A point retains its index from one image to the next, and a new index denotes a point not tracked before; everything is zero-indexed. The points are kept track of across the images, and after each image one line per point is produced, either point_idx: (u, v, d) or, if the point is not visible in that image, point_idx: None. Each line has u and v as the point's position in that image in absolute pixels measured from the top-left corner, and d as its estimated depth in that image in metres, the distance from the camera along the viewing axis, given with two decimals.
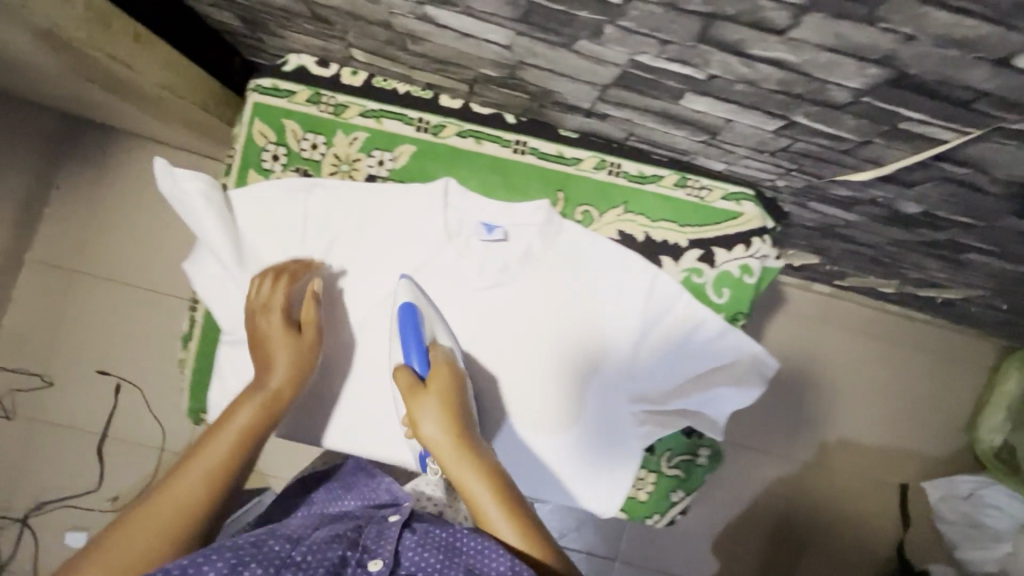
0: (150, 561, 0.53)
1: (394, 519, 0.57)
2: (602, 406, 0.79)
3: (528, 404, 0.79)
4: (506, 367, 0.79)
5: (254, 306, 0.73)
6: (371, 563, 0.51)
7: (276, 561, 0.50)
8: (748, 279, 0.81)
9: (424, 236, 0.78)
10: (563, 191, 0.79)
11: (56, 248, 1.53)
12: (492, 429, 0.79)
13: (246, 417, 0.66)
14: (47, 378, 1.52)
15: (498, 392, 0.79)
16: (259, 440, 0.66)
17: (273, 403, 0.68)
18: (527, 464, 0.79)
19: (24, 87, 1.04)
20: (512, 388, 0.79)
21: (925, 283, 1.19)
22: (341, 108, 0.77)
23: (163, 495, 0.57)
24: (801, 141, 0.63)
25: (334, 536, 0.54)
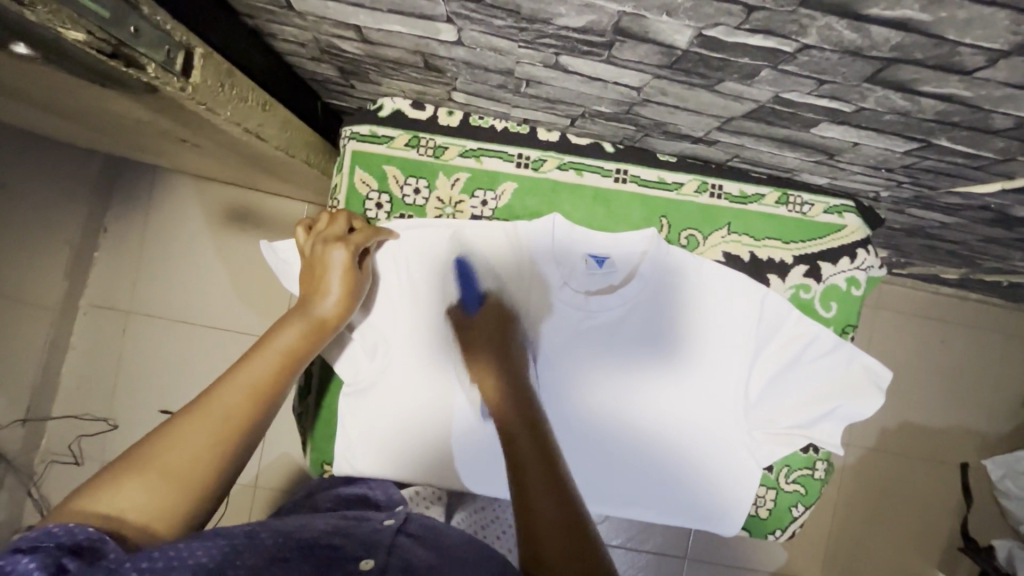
0: (191, 468, 0.56)
1: (388, 524, 0.61)
2: (718, 426, 0.79)
3: (643, 430, 0.79)
4: (618, 394, 0.79)
5: (326, 236, 0.73)
6: (364, 561, 0.54)
7: (265, 552, 0.52)
8: (855, 291, 0.80)
9: (531, 273, 0.77)
10: (666, 218, 0.79)
11: (109, 290, 1.52)
12: (608, 460, 0.79)
13: (292, 339, 0.68)
14: (111, 421, 1.51)
15: (612, 420, 0.79)
16: (300, 362, 0.68)
17: (320, 328, 0.70)
18: (645, 490, 0.79)
19: (87, 139, 1.02)
20: (626, 414, 0.79)
21: (996, 270, 1.18)
22: (440, 149, 0.78)
23: (210, 404, 0.60)
24: (931, 159, 0.63)
25: (327, 532, 0.57)
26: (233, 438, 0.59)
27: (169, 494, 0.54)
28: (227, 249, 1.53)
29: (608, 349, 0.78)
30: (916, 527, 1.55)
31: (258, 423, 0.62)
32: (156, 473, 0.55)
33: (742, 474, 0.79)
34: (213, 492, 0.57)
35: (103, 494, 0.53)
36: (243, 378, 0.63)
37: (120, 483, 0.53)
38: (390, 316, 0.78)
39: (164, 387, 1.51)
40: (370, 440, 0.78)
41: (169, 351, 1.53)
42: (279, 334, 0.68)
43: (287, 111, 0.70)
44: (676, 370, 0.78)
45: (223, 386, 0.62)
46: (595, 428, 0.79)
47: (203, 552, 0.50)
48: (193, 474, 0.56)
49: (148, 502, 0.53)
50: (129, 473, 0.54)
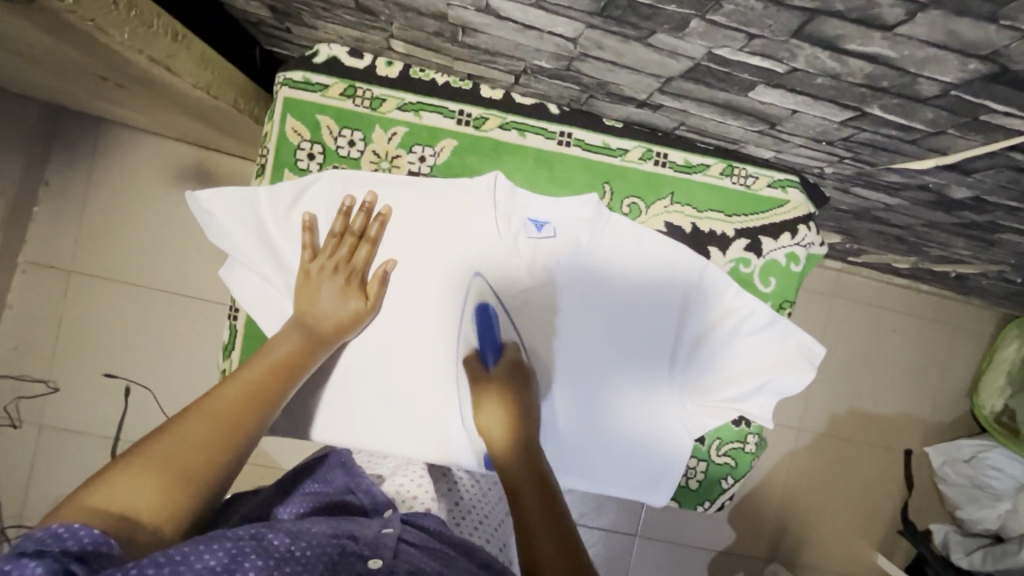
0: (198, 463, 0.54)
1: (387, 530, 0.57)
2: (683, 396, 0.79)
3: (630, 398, 0.78)
4: (612, 360, 0.78)
5: (309, 248, 0.72)
6: (371, 562, 0.50)
7: (274, 553, 0.47)
8: (795, 267, 0.80)
9: (507, 223, 0.75)
10: (610, 184, 0.77)
11: (51, 247, 1.46)
12: (595, 428, 0.78)
13: (291, 347, 0.68)
14: (52, 384, 1.46)
15: (600, 388, 0.78)
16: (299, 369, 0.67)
17: (319, 338, 0.70)
18: (615, 459, 0.79)
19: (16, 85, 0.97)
20: (615, 381, 0.78)
21: (945, 260, 1.20)
22: (377, 101, 0.73)
23: (211, 404, 0.59)
24: (868, 131, 0.62)
25: (332, 533, 0.53)
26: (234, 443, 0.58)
27: (167, 494, 0.51)
28: (181, 211, 1.48)
29: (578, 325, 0.77)
30: (858, 511, 1.60)
31: (258, 424, 0.61)
32: (160, 468, 0.52)
33: (676, 447, 0.79)
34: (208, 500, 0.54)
35: (102, 487, 0.49)
36: (243, 378, 0.63)
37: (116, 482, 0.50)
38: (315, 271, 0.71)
39: (113, 350, 1.47)
40: (336, 404, 0.75)
41: (116, 315, 1.48)
42: (281, 345, 0.67)
43: (204, 49, 0.66)
44: (663, 341, 0.78)
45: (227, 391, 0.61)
46: (557, 400, 0.77)
47: (213, 555, 0.44)
48: (193, 474, 0.54)
49: (145, 499, 0.50)
50: (134, 466, 0.51)
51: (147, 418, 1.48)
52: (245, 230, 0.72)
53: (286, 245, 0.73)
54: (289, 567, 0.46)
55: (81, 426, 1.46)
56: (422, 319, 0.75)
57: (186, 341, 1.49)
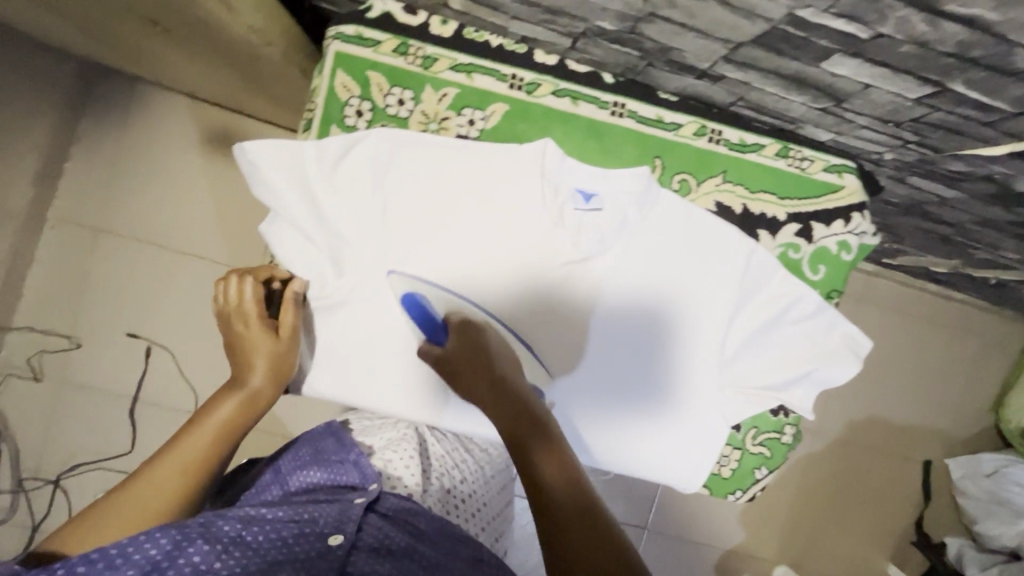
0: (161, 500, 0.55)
1: (357, 501, 0.56)
2: (720, 383, 0.76)
3: (664, 381, 0.76)
4: (648, 341, 0.75)
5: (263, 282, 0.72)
6: (331, 539, 0.51)
7: (221, 539, 0.48)
8: (845, 256, 0.78)
9: (552, 190, 0.71)
10: (660, 159, 0.75)
11: (79, 204, 1.46)
12: (625, 406, 0.77)
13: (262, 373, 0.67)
14: (74, 340, 1.47)
15: (633, 368, 0.76)
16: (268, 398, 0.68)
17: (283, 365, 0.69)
18: (646, 442, 0.77)
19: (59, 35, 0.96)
20: (650, 362, 0.76)
21: (987, 263, 1.17)
22: (430, 60, 0.71)
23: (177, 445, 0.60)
24: (941, 111, 0.60)
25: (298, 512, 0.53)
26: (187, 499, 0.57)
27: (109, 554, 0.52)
28: (210, 176, 1.48)
29: (616, 308, 0.75)
30: (874, 517, 1.57)
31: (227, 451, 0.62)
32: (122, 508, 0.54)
33: (709, 434, 0.77)
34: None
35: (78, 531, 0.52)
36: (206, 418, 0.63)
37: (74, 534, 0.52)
38: (354, 223, 0.71)
39: (135, 309, 1.47)
40: (340, 359, 0.75)
41: (140, 276, 1.48)
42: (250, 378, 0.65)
43: None
44: (703, 326, 0.75)
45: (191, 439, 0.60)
46: (588, 377, 0.76)
47: (156, 542, 0.46)
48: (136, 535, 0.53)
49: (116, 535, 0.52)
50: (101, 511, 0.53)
51: (165, 380, 1.48)
52: (288, 181, 0.70)
53: (326, 200, 0.70)
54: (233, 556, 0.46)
55: (101, 384, 1.47)
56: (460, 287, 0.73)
57: (207, 305, 1.49)
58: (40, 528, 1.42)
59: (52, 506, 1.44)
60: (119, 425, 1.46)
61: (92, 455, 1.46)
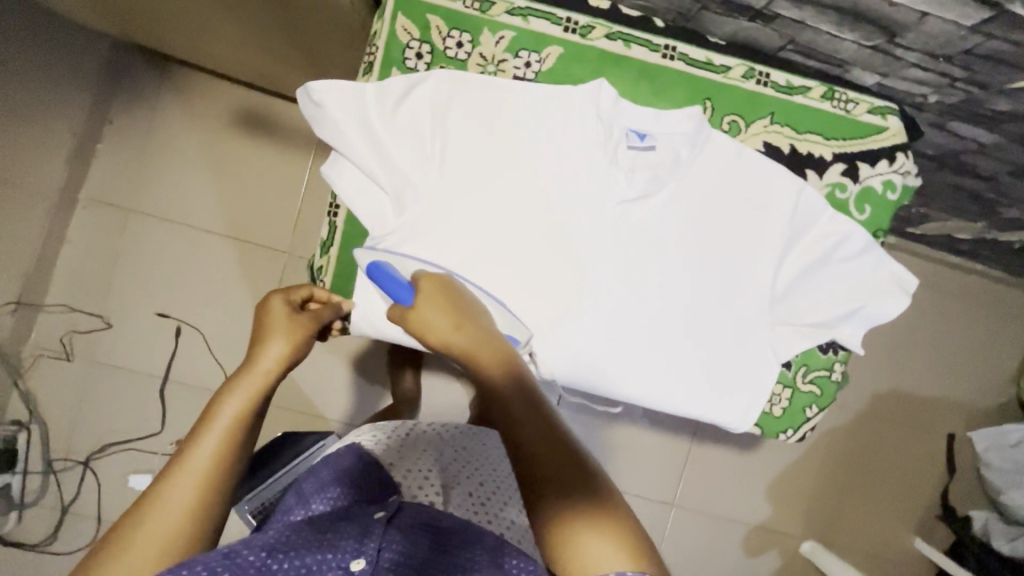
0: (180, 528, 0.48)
1: (378, 516, 0.55)
2: (771, 320, 0.78)
3: (717, 317, 0.78)
4: (700, 275, 0.77)
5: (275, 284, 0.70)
6: (354, 561, 0.49)
7: (251, 568, 0.45)
8: (891, 195, 0.80)
9: (605, 129, 0.74)
10: (711, 101, 0.77)
11: (112, 184, 1.47)
12: (680, 339, 0.78)
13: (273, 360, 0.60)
14: (106, 319, 1.47)
15: (688, 301, 0.78)
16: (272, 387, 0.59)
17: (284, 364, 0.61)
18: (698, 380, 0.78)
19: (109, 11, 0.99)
20: (702, 298, 0.78)
21: (1013, 224, 1.19)
22: (487, 5, 0.73)
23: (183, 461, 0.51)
24: (994, 39, 0.62)
25: (316, 536, 0.50)
26: (229, 468, 0.52)
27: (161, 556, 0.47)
28: (240, 156, 1.50)
29: (669, 246, 0.77)
30: (899, 489, 1.58)
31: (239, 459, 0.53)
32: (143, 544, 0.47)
33: (762, 372, 0.79)
34: (209, 544, 0.50)
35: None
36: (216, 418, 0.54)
37: (114, 553, 0.46)
38: (416, 162, 0.73)
39: (166, 289, 1.49)
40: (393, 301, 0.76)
41: (170, 256, 1.49)
42: (263, 352, 0.60)
43: None
44: (751, 262, 0.77)
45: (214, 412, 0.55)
46: (640, 317, 0.77)
47: None
48: (175, 544, 0.48)
49: None
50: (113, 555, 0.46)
51: (194, 360, 1.48)
52: (352, 120, 0.72)
53: (389, 139, 0.72)
54: None
55: (131, 364, 1.47)
56: (517, 227, 0.75)
57: (235, 284, 1.50)
58: (71, 508, 1.41)
59: (83, 487, 1.44)
60: (150, 405, 1.47)
61: (122, 435, 1.46)
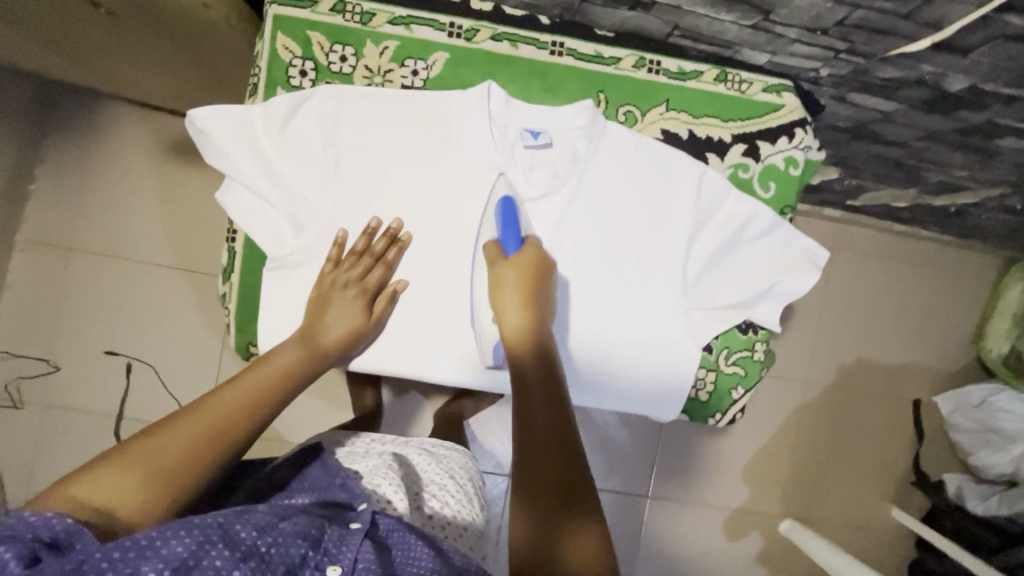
0: (183, 465, 0.53)
1: (354, 527, 0.53)
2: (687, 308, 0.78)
3: (630, 311, 0.78)
4: (608, 271, 0.77)
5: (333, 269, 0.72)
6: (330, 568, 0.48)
7: (240, 546, 0.45)
8: (793, 171, 0.80)
9: (498, 131, 0.75)
10: (604, 93, 0.77)
11: (49, 225, 1.45)
12: (593, 336, 0.77)
13: (293, 362, 0.67)
14: (53, 362, 1.44)
15: (598, 297, 0.77)
16: (296, 386, 0.67)
17: (310, 360, 0.69)
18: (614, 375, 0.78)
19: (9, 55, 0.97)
20: (613, 294, 0.77)
21: (944, 188, 1.20)
22: (368, 16, 0.72)
23: (207, 410, 0.58)
24: (861, 9, 0.62)
25: (297, 530, 0.50)
26: (231, 437, 0.58)
27: (156, 484, 0.51)
28: (179, 187, 1.48)
29: (577, 243, 0.77)
30: (871, 461, 1.58)
31: (248, 432, 0.60)
32: (145, 467, 0.51)
33: (681, 362, 0.78)
34: (186, 499, 0.53)
35: (92, 483, 0.49)
36: (240, 389, 0.62)
37: (111, 466, 0.51)
38: (305, 179, 0.72)
39: (115, 327, 1.46)
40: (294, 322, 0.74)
41: (116, 293, 1.46)
42: (283, 355, 0.67)
43: None
44: (658, 252, 0.77)
45: (236, 392, 0.61)
46: (553, 316, 0.76)
47: (180, 541, 0.42)
48: (166, 479, 0.52)
49: (125, 499, 0.49)
50: (117, 466, 0.51)
51: (149, 396, 1.45)
52: (238, 144, 0.71)
53: (279, 159, 0.71)
54: (251, 564, 0.44)
55: (83, 406, 1.43)
56: (420, 238, 0.75)
57: (185, 315, 1.47)
58: None
59: None
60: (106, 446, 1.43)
61: None
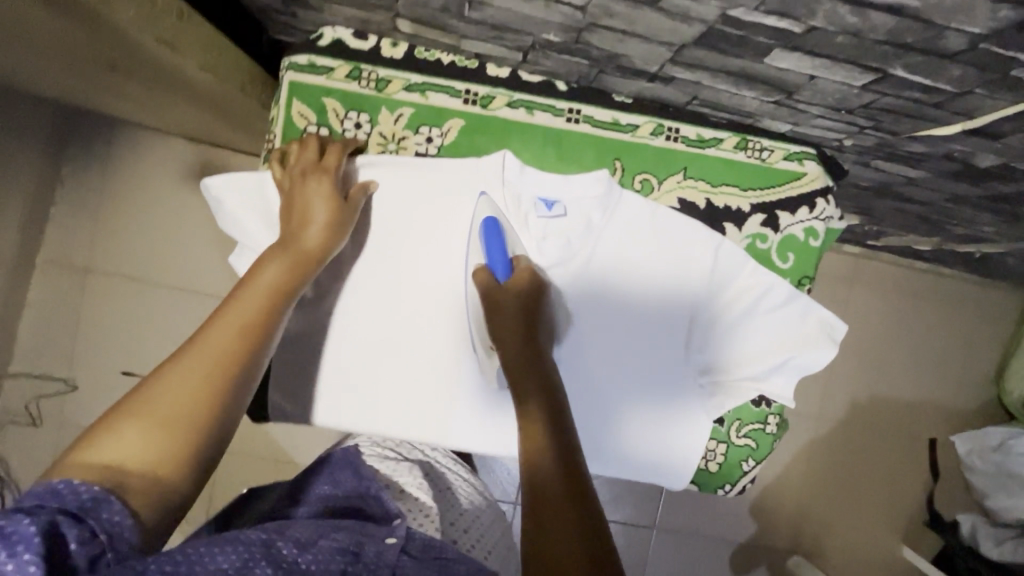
0: (191, 406, 0.49)
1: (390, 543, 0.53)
2: (697, 379, 0.77)
3: (640, 381, 0.76)
4: (619, 339, 0.76)
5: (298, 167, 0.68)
6: None
7: (282, 563, 0.46)
8: (813, 242, 0.78)
9: (513, 199, 0.74)
10: (621, 161, 0.76)
11: (70, 246, 1.46)
12: (602, 404, 0.77)
13: (280, 273, 0.61)
14: (71, 382, 1.44)
15: (608, 366, 0.76)
16: (291, 294, 0.61)
17: (302, 260, 0.63)
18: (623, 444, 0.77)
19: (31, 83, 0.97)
20: (623, 363, 0.76)
21: (968, 239, 1.17)
22: (383, 83, 0.73)
23: (201, 345, 0.53)
24: (889, 96, 0.60)
25: (338, 547, 0.50)
26: (235, 370, 0.53)
27: (171, 432, 0.48)
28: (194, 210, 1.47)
29: (587, 311, 0.76)
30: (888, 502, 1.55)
31: (250, 362, 0.54)
32: (152, 418, 0.48)
33: (691, 432, 0.77)
34: (212, 448, 0.50)
35: (102, 439, 0.46)
36: (230, 316, 0.56)
37: (117, 423, 0.47)
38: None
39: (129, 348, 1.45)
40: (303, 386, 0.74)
41: (132, 313, 1.46)
42: (269, 265, 0.61)
43: (207, 31, 0.67)
44: (671, 321, 0.76)
45: (224, 317, 0.56)
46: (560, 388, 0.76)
47: (224, 558, 0.43)
48: (179, 424, 0.48)
49: (145, 455, 0.46)
50: (120, 422, 0.47)
51: None
52: (253, 211, 0.71)
53: None
54: None
55: None
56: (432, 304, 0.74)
57: None
58: None
59: None
60: None
61: None
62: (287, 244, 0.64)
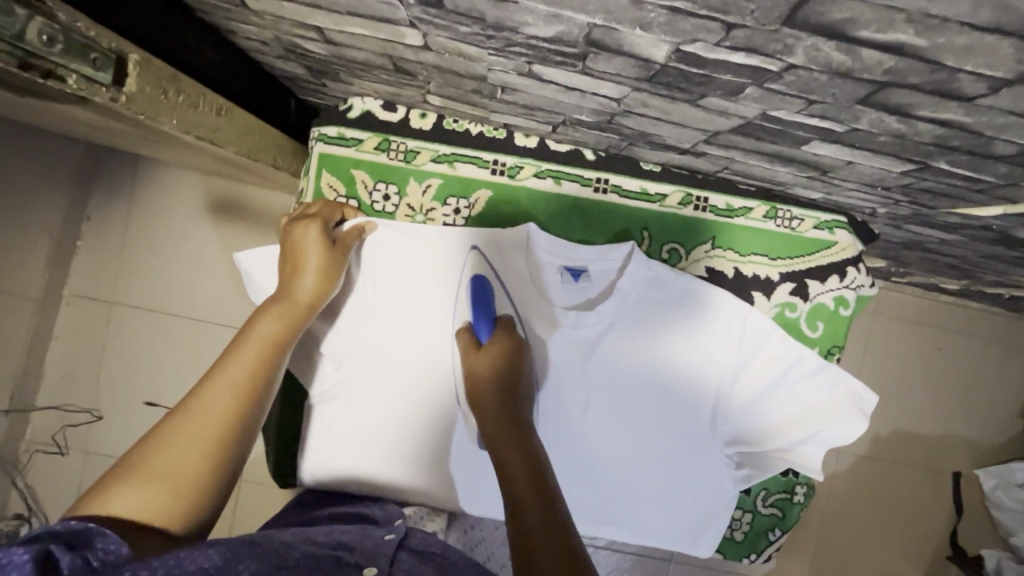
0: (189, 468, 0.51)
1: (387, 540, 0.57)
2: (721, 448, 0.76)
3: (665, 450, 0.76)
4: (644, 409, 0.76)
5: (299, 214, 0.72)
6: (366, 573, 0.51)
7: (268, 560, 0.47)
8: (844, 311, 0.77)
9: (536, 271, 0.74)
10: (648, 231, 0.77)
11: (94, 280, 1.40)
12: (626, 473, 0.76)
13: (276, 324, 0.63)
14: (96, 412, 1.38)
15: (632, 437, 0.76)
16: (286, 344, 0.63)
17: (297, 309, 0.65)
18: (648, 513, 0.77)
19: (56, 126, 0.95)
20: (649, 432, 0.76)
21: (998, 284, 1.14)
22: (411, 154, 0.76)
23: (201, 401, 0.54)
24: (929, 180, 0.59)
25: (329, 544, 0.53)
26: (232, 430, 0.54)
27: (169, 494, 0.49)
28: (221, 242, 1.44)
29: (612, 380, 0.76)
30: None
31: (248, 420, 0.56)
32: (151, 475, 0.49)
33: (715, 502, 0.77)
34: (209, 511, 0.51)
35: (104, 498, 0.48)
36: (231, 369, 0.57)
37: (117, 483, 0.48)
38: (347, 314, 0.73)
39: (152, 382, 1.38)
40: (330, 451, 0.74)
41: (153, 346, 1.39)
42: (266, 318, 0.63)
43: (250, 119, 0.68)
44: (696, 389, 0.75)
45: (223, 371, 0.57)
46: (583, 458, 0.76)
47: (207, 556, 0.44)
48: (179, 486, 0.50)
49: (145, 514, 0.48)
50: (122, 479, 0.49)
51: None
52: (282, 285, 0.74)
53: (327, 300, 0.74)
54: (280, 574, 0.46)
55: None
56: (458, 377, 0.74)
57: None
58: None
59: None
60: None
61: None
62: (286, 293, 0.66)
